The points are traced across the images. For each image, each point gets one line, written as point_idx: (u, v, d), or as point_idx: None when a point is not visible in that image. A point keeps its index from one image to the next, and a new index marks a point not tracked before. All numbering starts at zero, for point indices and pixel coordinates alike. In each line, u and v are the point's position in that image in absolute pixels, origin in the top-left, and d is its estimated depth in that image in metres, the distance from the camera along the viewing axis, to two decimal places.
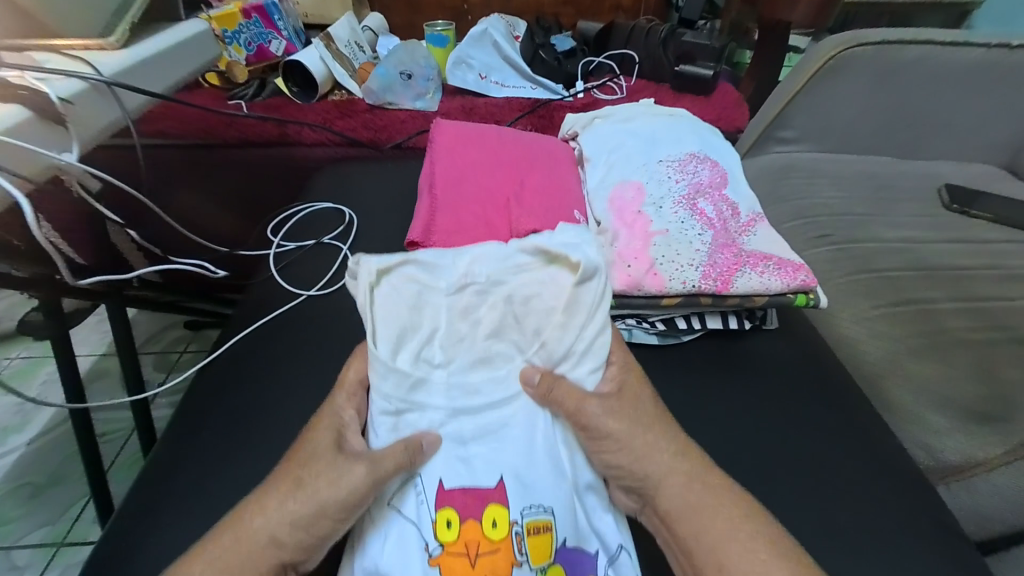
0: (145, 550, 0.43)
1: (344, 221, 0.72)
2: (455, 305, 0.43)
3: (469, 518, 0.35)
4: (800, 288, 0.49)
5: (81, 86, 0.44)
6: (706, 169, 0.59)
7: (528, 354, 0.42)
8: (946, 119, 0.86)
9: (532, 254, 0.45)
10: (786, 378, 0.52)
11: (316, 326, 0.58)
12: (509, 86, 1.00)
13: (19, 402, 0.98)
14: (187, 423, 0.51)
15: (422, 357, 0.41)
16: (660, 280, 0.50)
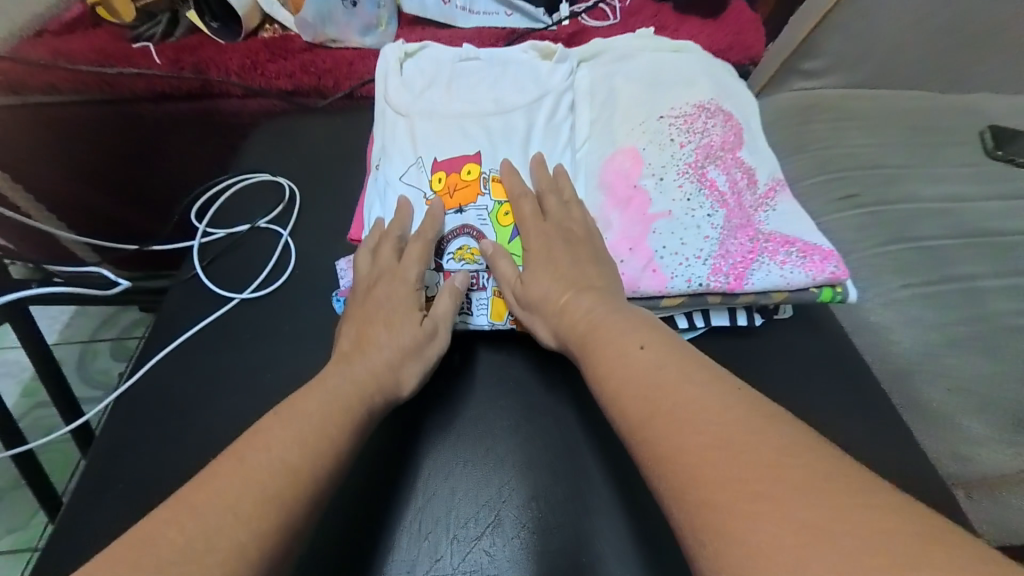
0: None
1: (281, 198, 0.60)
2: (457, 64, 0.52)
3: (452, 167, 0.46)
4: (828, 282, 0.40)
5: None
6: (718, 125, 0.47)
7: (507, 119, 0.48)
8: (999, 42, 0.72)
9: (536, 54, 0.54)
10: (804, 381, 0.44)
11: (253, 339, 0.49)
12: (479, 11, 0.82)
13: None
14: (110, 465, 0.44)
15: (419, 56, 0.54)
16: (662, 279, 0.41)
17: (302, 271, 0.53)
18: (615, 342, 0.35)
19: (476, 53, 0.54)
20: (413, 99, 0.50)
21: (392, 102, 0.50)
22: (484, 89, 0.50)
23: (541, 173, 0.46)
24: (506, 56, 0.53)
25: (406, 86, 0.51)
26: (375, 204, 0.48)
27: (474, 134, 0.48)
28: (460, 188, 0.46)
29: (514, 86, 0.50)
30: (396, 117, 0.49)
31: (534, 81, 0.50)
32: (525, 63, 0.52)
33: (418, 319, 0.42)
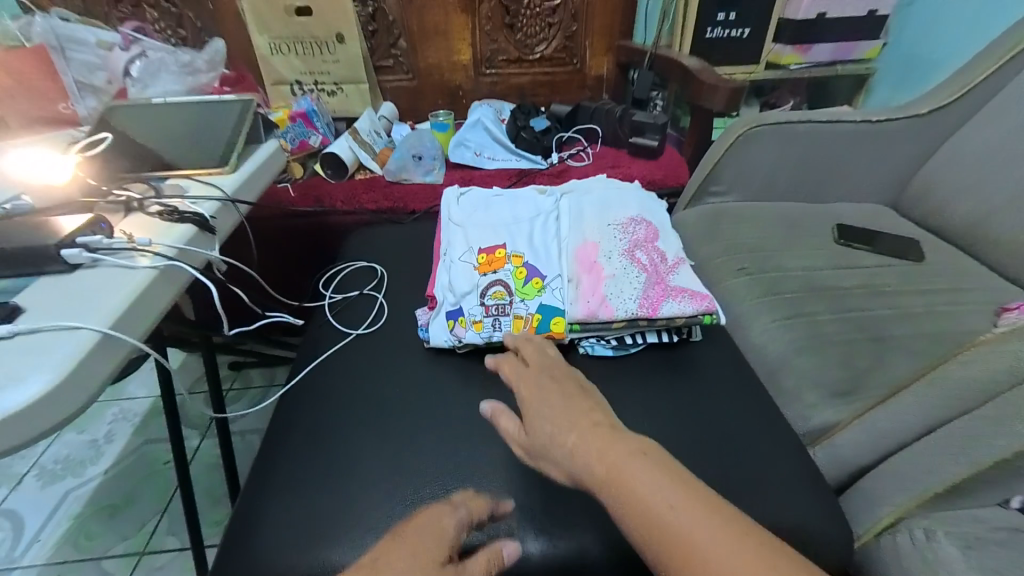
0: (260, 523, 0.59)
1: (377, 276, 0.94)
2: (490, 198, 0.90)
3: (487, 249, 0.78)
4: (706, 310, 0.71)
5: (218, 204, 0.67)
6: (642, 228, 0.81)
7: (520, 225, 0.83)
8: (837, 172, 1.10)
9: (536, 192, 0.92)
10: (708, 374, 0.72)
11: (363, 356, 0.78)
12: (499, 159, 1.26)
13: (91, 439, 1.15)
14: (279, 432, 0.69)
15: (467, 194, 0.92)
16: (610, 310, 0.71)
17: (394, 318, 0.84)
18: (631, 484, 0.44)
19: (501, 192, 0.92)
20: (465, 216, 0.86)
21: (452, 217, 0.86)
22: (507, 211, 0.86)
23: (522, 341, 0.67)
24: (518, 194, 0.91)
25: (461, 209, 0.87)
26: (440, 271, 0.79)
27: (502, 232, 0.81)
28: (494, 261, 0.77)
29: (523, 209, 0.86)
30: (457, 225, 0.84)
31: (535, 206, 0.87)
32: (529, 196, 0.90)
33: (445, 564, 0.44)
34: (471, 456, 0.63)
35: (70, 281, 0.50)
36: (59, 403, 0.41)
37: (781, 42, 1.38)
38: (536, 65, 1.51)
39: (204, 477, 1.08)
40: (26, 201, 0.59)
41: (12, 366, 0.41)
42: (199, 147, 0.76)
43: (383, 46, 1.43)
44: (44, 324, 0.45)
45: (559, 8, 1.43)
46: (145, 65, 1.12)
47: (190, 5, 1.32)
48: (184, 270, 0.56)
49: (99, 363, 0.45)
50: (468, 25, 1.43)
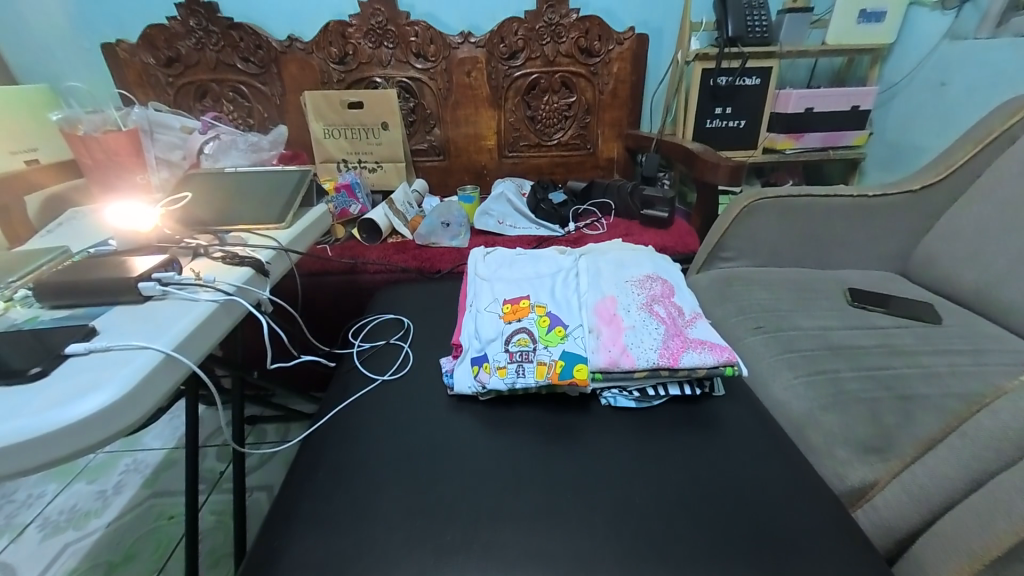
0: (273, 568, 0.57)
1: (404, 327, 0.98)
2: (514, 257, 0.97)
3: (511, 299, 0.83)
4: (727, 361, 0.72)
5: (274, 252, 0.74)
6: (659, 284, 0.86)
7: (542, 279, 0.88)
8: (841, 241, 1.16)
9: (557, 252, 0.99)
10: (733, 427, 0.71)
11: (388, 401, 0.79)
12: (519, 227, 1.36)
13: (99, 490, 1.16)
14: (300, 474, 0.69)
15: (492, 253, 0.99)
16: (632, 359, 0.73)
17: (419, 366, 0.87)
18: None
19: (524, 251, 0.99)
20: (491, 271, 0.92)
21: (479, 272, 0.92)
22: (529, 267, 0.92)
23: None
24: (540, 253, 0.98)
25: (487, 266, 0.94)
26: (466, 320, 0.83)
27: (526, 286, 0.86)
28: (517, 310, 0.81)
29: (545, 266, 0.92)
30: (483, 279, 0.90)
31: (556, 264, 0.93)
32: (550, 256, 0.97)
33: None
34: (492, 503, 0.61)
35: (143, 310, 0.56)
36: (114, 418, 0.43)
37: (775, 131, 1.55)
38: (553, 149, 1.70)
39: (206, 535, 1.03)
40: (112, 246, 0.68)
41: (82, 379, 0.45)
42: (260, 205, 0.87)
43: (420, 133, 1.65)
44: (116, 344, 0.49)
45: (574, 104, 1.64)
46: (217, 143, 1.31)
47: (261, 101, 1.57)
48: (240, 304, 0.61)
49: (157, 383, 0.48)
50: (494, 115, 1.64)
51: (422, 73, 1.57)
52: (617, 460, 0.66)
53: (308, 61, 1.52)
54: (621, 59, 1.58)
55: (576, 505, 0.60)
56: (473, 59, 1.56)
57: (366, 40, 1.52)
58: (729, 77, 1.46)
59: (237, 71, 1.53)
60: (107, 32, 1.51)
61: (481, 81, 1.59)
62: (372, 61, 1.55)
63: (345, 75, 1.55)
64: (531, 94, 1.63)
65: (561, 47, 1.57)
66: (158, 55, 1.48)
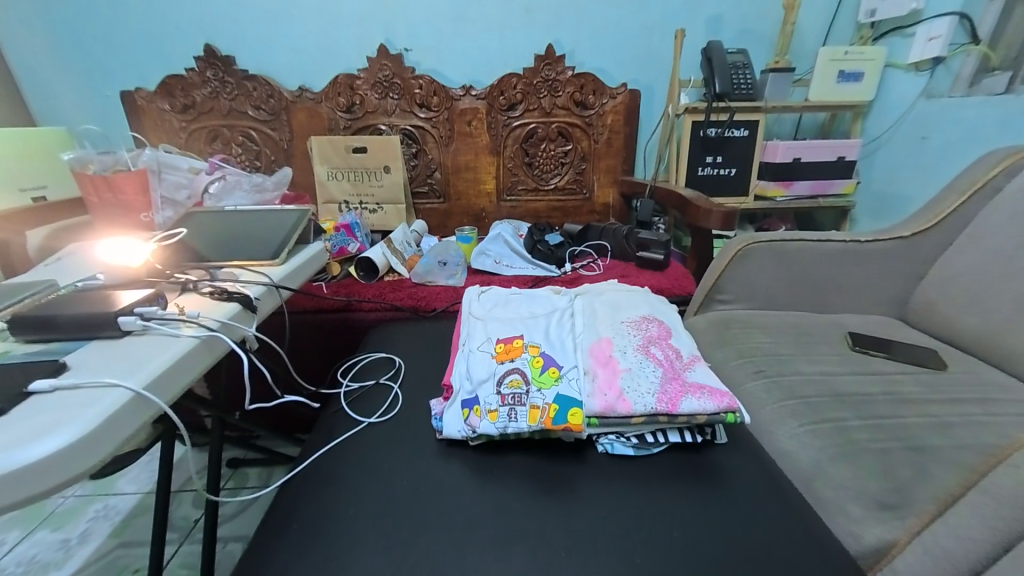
0: None
1: (395, 367, 0.95)
2: (510, 297, 0.95)
3: (505, 339, 0.80)
4: (727, 408, 0.69)
5: (264, 288, 0.74)
6: (655, 326, 0.83)
7: (538, 319, 0.86)
8: (837, 285, 1.16)
9: (551, 293, 0.97)
10: (736, 479, 0.67)
11: (375, 446, 0.75)
12: (516, 267, 1.36)
13: (63, 539, 1.08)
14: (273, 525, 0.64)
15: (486, 293, 0.98)
16: (628, 404, 0.70)
17: (409, 407, 0.84)
18: None
19: (518, 292, 0.97)
20: (485, 312, 0.90)
21: (472, 313, 0.90)
22: (524, 307, 0.90)
23: None
24: (534, 293, 0.96)
25: (481, 306, 0.92)
26: (458, 361, 0.80)
27: (520, 325, 0.84)
28: (511, 350, 0.77)
29: (540, 306, 0.90)
30: (476, 319, 0.88)
31: (551, 304, 0.90)
32: (546, 296, 0.95)
33: None
34: (478, 563, 0.56)
35: (121, 345, 0.54)
36: (65, 464, 0.40)
37: (765, 179, 1.60)
38: (550, 193, 1.75)
39: None
40: (100, 279, 0.68)
41: (39, 420, 0.42)
42: (257, 242, 0.87)
43: (421, 176, 1.70)
44: (84, 381, 0.46)
45: (570, 152, 1.71)
46: (222, 184, 1.37)
47: (270, 145, 1.63)
48: (223, 341, 0.60)
49: (122, 423, 0.45)
50: (494, 161, 1.71)
51: (425, 121, 1.65)
52: (616, 514, 0.62)
53: (316, 109, 1.60)
54: (614, 112, 1.67)
55: (569, 565, 0.55)
56: (474, 110, 1.65)
57: (373, 92, 1.61)
58: (719, 128, 1.53)
59: (248, 117, 1.60)
60: (130, 82, 1.60)
61: (481, 130, 1.67)
62: (378, 110, 1.63)
63: (351, 123, 1.63)
64: (529, 142, 1.70)
65: (558, 100, 1.65)
66: (174, 102, 1.56)
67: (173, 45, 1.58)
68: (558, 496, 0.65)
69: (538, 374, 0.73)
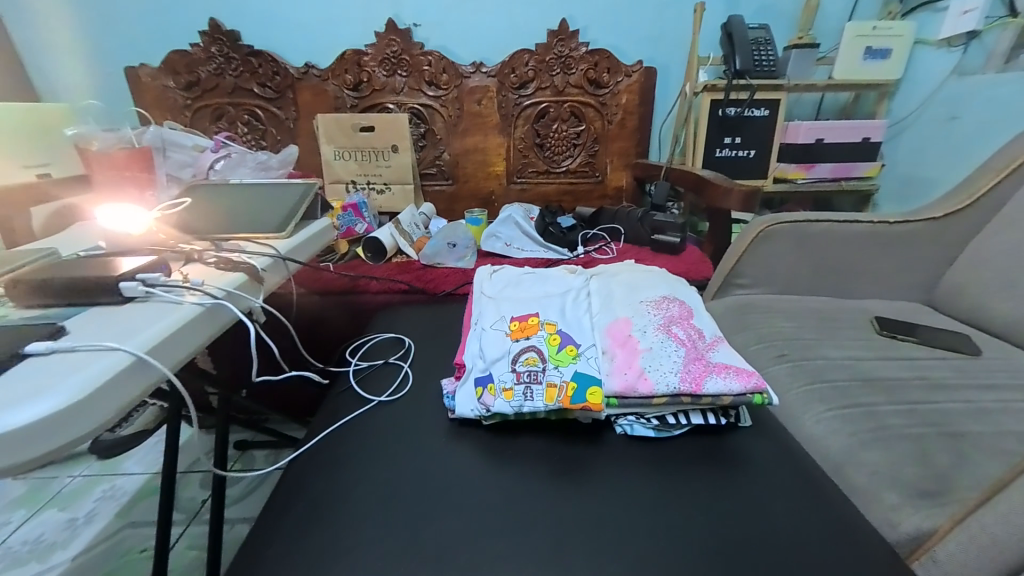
0: None
1: (404, 347, 0.93)
2: (523, 276, 0.92)
3: (520, 317, 0.77)
4: (755, 389, 0.66)
5: (271, 260, 0.71)
6: (676, 306, 0.80)
7: (553, 297, 0.82)
8: (862, 270, 1.12)
9: (566, 272, 0.94)
10: (761, 465, 0.64)
11: (383, 426, 0.73)
12: (526, 250, 1.32)
13: (71, 518, 1.08)
14: (280, 505, 0.62)
15: (498, 272, 0.94)
16: (649, 384, 0.66)
17: (418, 387, 0.81)
18: None
19: (531, 270, 0.94)
20: (496, 290, 0.86)
21: (483, 291, 0.87)
22: (537, 286, 0.87)
23: None
24: (548, 272, 0.92)
25: (492, 285, 0.89)
26: (470, 339, 0.77)
27: (535, 302, 0.80)
28: (527, 328, 0.74)
29: (554, 284, 0.87)
30: (488, 297, 0.85)
31: (566, 283, 0.87)
32: (560, 275, 0.92)
33: None
34: (492, 548, 0.54)
35: (121, 312, 0.51)
36: (62, 427, 0.37)
37: (785, 161, 1.55)
38: (562, 176, 1.71)
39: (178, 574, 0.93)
40: (101, 247, 0.65)
41: (30, 384, 0.39)
42: (263, 215, 0.84)
43: (429, 157, 1.66)
44: (82, 344, 0.44)
45: (582, 133, 1.66)
46: (227, 161, 1.35)
47: (275, 124, 1.60)
48: (228, 309, 0.57)
49: (119, 389, 0.42)
50: (504, 143, 1.67)
51: (434, 100, 1.61)
52: (637, 498, 0.59)
53: (322, 87, 1.56)
54: (628, 92, 1.61)
55: (587, 550, 0.53)
56: (484, 89, 1.60)
57: (380, 69, 1.56)
58: (738, 108, 1.47)
59: (253, 96, 1.57)
60: (133, 59, 1.57)
61: (491, 109, 1.62)
62: (385, 89, 1.59)
63: (358, 102, 1.59)
64: (540, 122, 1.65)
65: (570, 79, 1.60)
66: (178, 79, 1.52)
67: (176, 20, 1.54)
68: (577, 479, 0.62)
69: (555, 352, 0.70)
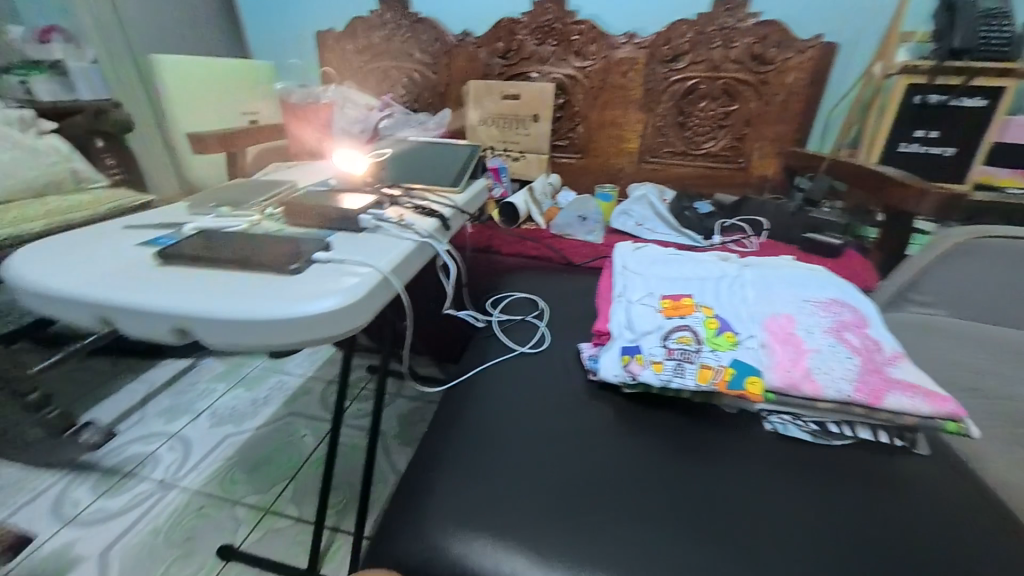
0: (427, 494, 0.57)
1: (540, 308, 0.98)
2: (670, 257, 0.91)
3: (672, 297, 0.77)
4: (949, 415, 0.59)
5: (452, 211, 0.79)
6: (848, 312, 0.74)
7: (705, 283, 0.81)
8: None
9: (716, 259, 0.91)
10: (942, 499, 0.57)
11: (527, 372, 0.78)
12: (657, 233, 1.28)
13: (253, 398, 1.36)
14: (443, 420, 0.71)
15: (642, 250, 0.95)
16: (817, 386, 0.63)
17: (556, 345, 0.86)
18: None
19: (677, 253, 0.92)
20: (643, 268, 0.87)
21: (629, 266, 0.88)
22: (687, 269, 0.85)
23: None
24: (697, 257, 0.90)
25: (638, 261, 0.90)
26: (617, 309, 0.79)
27: (687, 285, 0.80)
28: (681, 308, 0.74)
29: (706, 270, 0.85)
30: (635, 272, 0.86)
31: (719, 271, 0.84)
32: (710, 261, 0.89)
33: None
34: (640, 502, 0.56)
35: (361, 237, 0.62)
36: (341, 320, 0.47)
37: (995, 165, 1.28)
38: (701, 159, 1.61)
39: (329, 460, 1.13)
40: (329, 186, 0.78)
41: (319, 281, 0.49)
42: (440, 169, 0.93)
43: (564, 129, 1.67)
44: (347, 258, 0.53)
45: (733, 114, 1.54)
46: (393, 120, 1.58)
47: (428, 88, 1.73)
48: (433, 247, 0.66)
49: (373, 299, 0.51)
50: (643, 119, 1.61)
51: (578, 71, 1.60)
52: (793, 493, 0.57)
53: (475, 54, 1.64)
54: (797, 70, 1.44)
55: (740, 528, 0.53)
56: (632, 60, 1.54)
57: (531, 38, 1.59)
58: (943, 95, 1.23)
59: (413, 60, 1.70)
60: (321, 23, 1.79)
61: (636, 82, 1.57)
62: (533, 57, 1.61)
63: (505, 70, 1.64)
64: (687, 99, 1.55)
65: (731, 53, 1.47)
66: (355, 43, 1.72)
67: None
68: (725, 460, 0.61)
69: (711, 335, 0.69)
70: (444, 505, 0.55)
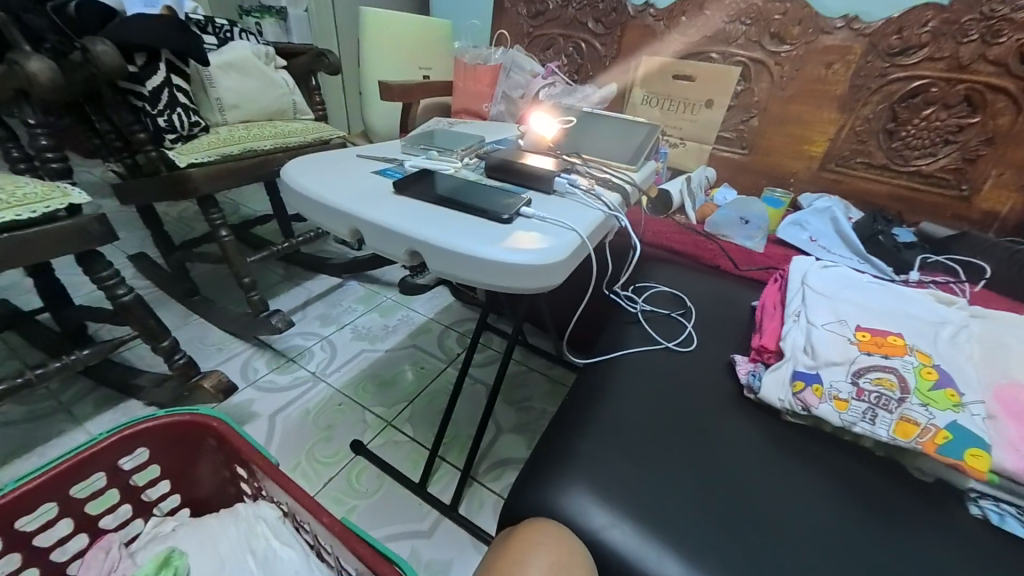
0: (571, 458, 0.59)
1: (686, 306, 0.92)
2: (868, 284, 0.78)
3: (870, 331, 0.67)
4: None
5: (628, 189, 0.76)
6: None
7: (917, 324, 0.68)
8: None
9: (931, 298, 0.76)
10: None
11: (671, 369, 0.75)
12: (835, 253, 1.11)
13: (385, 324, 1.53)
14: (582, 392, 0.71)
15: (829, 269, 0.83)
16: None
17: (704, 349, 0.80)
18: None
19: (877, 281, 0.79)
20: (832, 290, 0.76)
21: (813, 285, 0.78)
22: (892, 303, 0.73)
23: None
24: (905, 292, 0.76)
25: (825, 281, 0.79)
26: (793, 329, 0.71)
27: (892, 322, 0.68)
28: (884, 346, 0.64)
29: (917, 309, 0.72)
30: (820, 292, 0.76)
31: (936, 314, 0.71)
32: (923, 300, 0.75)
33: None
34: (802, 541, 0.50)
35: (553, 200, 0.63)
36: (542, 275, 0.48)
37: None
38: (905, 178, 1.34)
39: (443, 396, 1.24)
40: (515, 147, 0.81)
41: (525, 235, 0.51)
42: (615, 143, 0.91)
43: (734, 120, 1.51)
44: (550, 218, 0.55)
45: (970, 127, 1.22)
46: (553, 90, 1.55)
47: (593, 60, 1.69)
48: (617, 222, 0.65)
49: (569, 262, 0.52)
50: (839, 120, 1.38)
51: (770, 56, 1.41)
52: None
53: (653, 28, 1.54)
54: None
55: None
56: (844, 49, 1.31)
57: (722, 14, 1.44)
58: None
59: (585, 30, 1.66)
60: None
61: (841, 76, 1.34)
62: (718, 36, 1.46)
63: (682, 48, 1.52)
64: (906, 103, 1.28)
65: (990, 50, 1.16)
66: (531, 8, 1.73)
67: None
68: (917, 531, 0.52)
69: (923, 388, 0.58)
70: (586, 475, 0.56)
